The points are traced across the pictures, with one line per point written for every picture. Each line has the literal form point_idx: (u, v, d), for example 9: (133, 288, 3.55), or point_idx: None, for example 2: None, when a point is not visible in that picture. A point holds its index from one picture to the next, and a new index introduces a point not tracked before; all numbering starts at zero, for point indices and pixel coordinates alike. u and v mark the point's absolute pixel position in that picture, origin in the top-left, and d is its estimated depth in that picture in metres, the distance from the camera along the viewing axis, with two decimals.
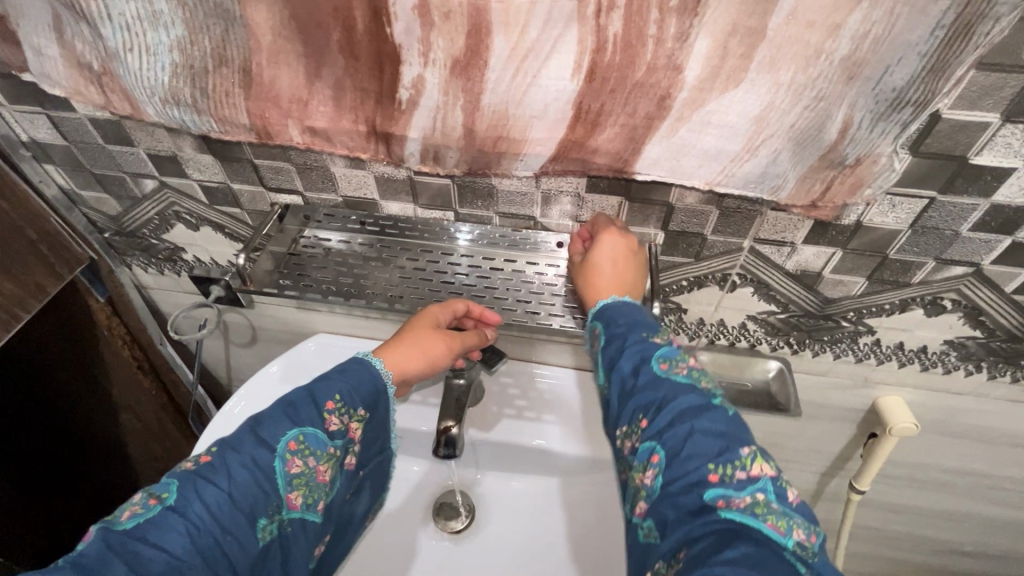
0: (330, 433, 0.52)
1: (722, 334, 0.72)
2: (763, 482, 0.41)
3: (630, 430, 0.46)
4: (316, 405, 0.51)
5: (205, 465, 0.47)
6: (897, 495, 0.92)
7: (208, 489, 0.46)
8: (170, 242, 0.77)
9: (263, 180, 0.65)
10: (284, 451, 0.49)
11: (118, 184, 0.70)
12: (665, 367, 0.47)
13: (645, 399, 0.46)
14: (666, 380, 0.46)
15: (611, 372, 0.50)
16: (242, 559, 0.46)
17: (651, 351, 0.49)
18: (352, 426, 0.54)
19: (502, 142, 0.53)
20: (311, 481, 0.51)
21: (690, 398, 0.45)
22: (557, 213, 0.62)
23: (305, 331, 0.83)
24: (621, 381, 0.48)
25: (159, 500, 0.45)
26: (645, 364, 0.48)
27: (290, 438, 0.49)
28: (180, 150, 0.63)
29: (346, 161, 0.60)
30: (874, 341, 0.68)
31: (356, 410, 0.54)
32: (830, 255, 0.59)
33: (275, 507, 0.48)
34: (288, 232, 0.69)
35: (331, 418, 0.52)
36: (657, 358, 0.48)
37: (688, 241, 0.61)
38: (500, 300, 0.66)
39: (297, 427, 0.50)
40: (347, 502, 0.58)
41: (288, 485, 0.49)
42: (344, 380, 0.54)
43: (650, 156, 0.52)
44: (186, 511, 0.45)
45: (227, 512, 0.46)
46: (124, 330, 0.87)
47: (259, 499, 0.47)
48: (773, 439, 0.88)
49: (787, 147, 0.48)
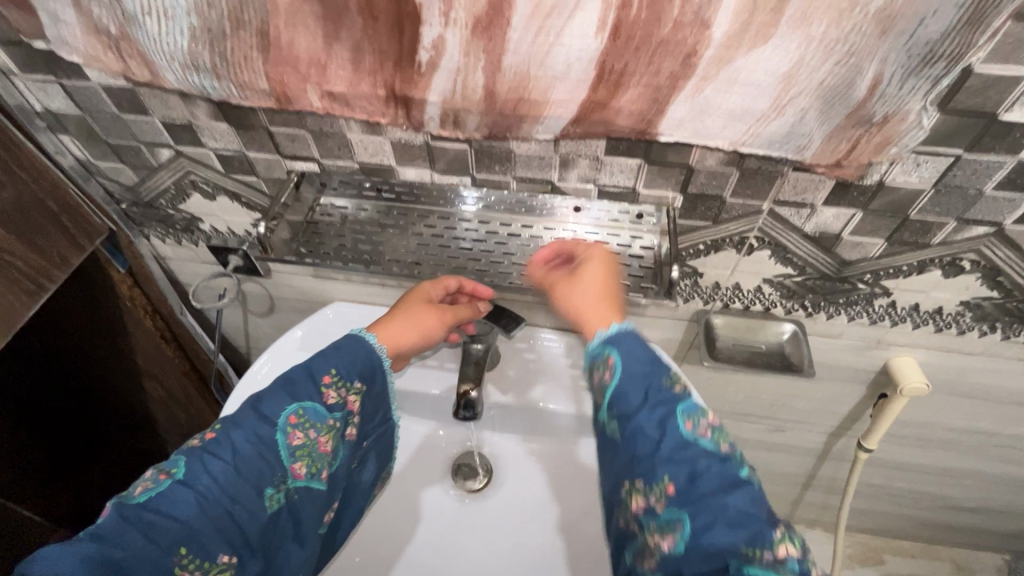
0: (329, 406, 0.54)
1: (737, 297, 0.72)
2: (792, 565, 0.40)
3: (647, 491, 0.45)
4: (313, 380, 0.54)
5: (210, 441, 0.50)
6: (904, 454, 0.94)
7: (214, 462, 0.48)
8: (187, 212, 0.77)
9: (278, 148, 0.64)
10: (284, 424, 0.51)
11: (134, 154, 0.70)
12: (689, 426, 0.46)
13: (673, 465, 0.44)
14: (692, 443, 0.45)
15: (624, 420, 0.48)
16: (252, 526, 0.49)
17: (675, 407, 0.47)
18: (350, 398, 0.56)
19: (523, 104, 0.52)
20: (313, 452, 0.52)
21: (719, 470, 0.44)
22: (575, 176, 0.61)
23: (324, 299, 0.84)
24: (642, 436, 0.46)
25: (170, 474, 0.48)
26: (670, 422, 0.46)
27: (289, 412, 0.52)
28: (195, 118, 0.62)
29: (362, 127, 0.60)
30: (890, 303, 0.69)
31: (353, 382, 0.56)
32: (850, 216, 0.59)
33: (280, 477, 0.51)
34: (305, 200, 0.69)
35: (329, 392, 0.54)
36: (681, 414, 0.46)
37: (707, 205, 0.61)
38: (518, 265, 0.66)
39: (296, 402, 0.52)
40: (353, 471, 0.60)
41: (291, 456, 0.52)
42: (339, 355, 0.56)
43: (673, 116, 0.51)
44: (195, 483, 0.47)
45: (233, 483, 0.48)
46: (144, 300, 0.90)
47: (264, 470, 0.50)
48: (780, 399, 0.91)
49: (820, 106, 0.48)
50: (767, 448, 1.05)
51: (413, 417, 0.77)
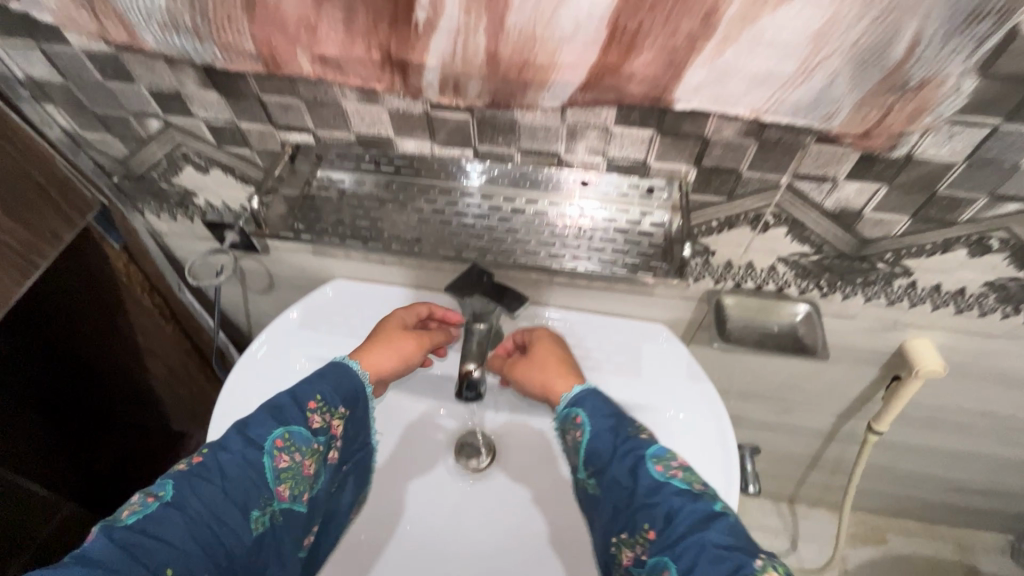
0: (314, 429, 0.54)
1: (750, 276, 0.70)
2: None
3: (634, 540, 0.49)
4: (299, 405, 0.54)
5: (198, 465, 0.49)
6: (914, 436, 0.93)
7: (203, 485, 0.48)
8: (181, 186, 0.74)
9: (271, 118, 0.61)
10: (271, 447, 0.51)
11: (122, 125, 0.67)
12: (660, 468, 0.51)
13: (652, 507, 0.49)
14: (665, 483, 0.50)
15: (602, 473, 0.53)
16: (238, 548, 0.48)
17: (643, 450, 0.52)
18: (333, 423, 0.56)
19: (528, 69, 0.49)
20: (298, 475, 0.53)
21: (694, 506, 0.48)
22: (583, 148, 0.58)
23: (323, 276, 0.82)
24: (620, 485, 0.51)
25: (157, 496, 0.46)
26: (642, 466, 0.51)
27: (276, 435, 0.52)
28: (183, 86, 0.59)
29: (358, 95, 0.56)
30: (909, 283, 0.66)
31: (337, 407, 0.57)
32: (874, 192, 0.56)
33: (265, 499, 0.50)
34: (301, 173, 0.66)
35: (314, 416, 0.54)
36: (650, 457, 0.52)
37: (721, 179, 0.57)
38: (523, 242, 0.64)
39: (282, 426, 0.52)
40: (332, 496, 0.59)
41: (277, 479, 0.51)
42: (323, 381, 0.57)
43: (691, 82, 0.48)
44: (184, 505, 0.47)
45: (221, 504, 0.48)
46: (141, 277, 0.88)
47: (251, 491, 0.49)
48: (789, 381, 0.89)
49: (855, 69, 0.44)
50: (775, 429, 1.03)
51: (412, 395, 0.73)
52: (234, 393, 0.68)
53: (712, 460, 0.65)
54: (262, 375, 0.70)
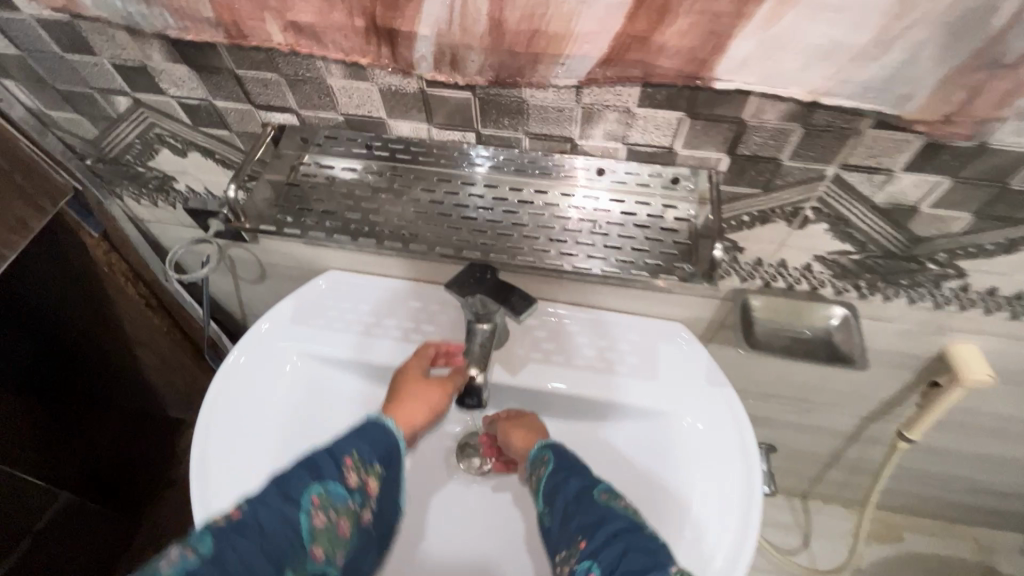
0: (349, 486, 0.49)
1: (781, 275, 0.63)
2: None
3: (567, 554, 0.48)
4: (336, 460, 0.49)
5: (237, 519, 0.43)
6: (945, 441, 0.87)
7: (243, 543, 0.41)
8: (158, 170, 0.68)
9: (249, 96, 0.55)
10: (310, 505, 0.45)
11: (88, 103, 0.60)
12: (605, 496, 0.50)
13: (586, 520, 0.48)
14: (604, 505, 0.49)
15: (553, 499, 0.52)
16: None
17: (594, 482, 0.52)
18: (368, 481, 0.51)
19: (538, 39, 0.43)
20: (332, 536, 0.46)
21: (623, 522, 0.47)
22: (600, 132, 0.51)
23: (316, 267, 0.77)
24: (564, 506, 0.51)
25: (197, 552, 0.40)
26: (588, 491, 0.51)
27: (313, 491, 0.46)
28: (149, 59, 0.53)
29: (344, 71, 0.50)
30: (962, 286, 0.59)
31: (372, 465, 0.52)
32: (934, 185, 0.48)
33: (302, 564, 0.43)
34: (287, 158, 0.60)
35: (350, 472, 0.49)
36: (599, 488, 0.51)
37: (758, 168, 0.50)
38: (531, 239, 0.56)
39: (320, 480, 0.47)
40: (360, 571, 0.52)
41: (314, 540, 0.45)
42: (360, 437, 0.53)
43: (737, 56, 0.41)
44: (224, 565, 0.40)
45: (259, 568, 0.41)
46: (125, 266, 0.83)
47: (289, 553, 0.43)
48: (814, 382, 0.83)
49: (943, 37, 0.37)
50: (793, 429, 0.98)
51: None
52: (217, 401, 0.63)
53: (730, 477, 0.59)
54: (248, 380, 0.65)
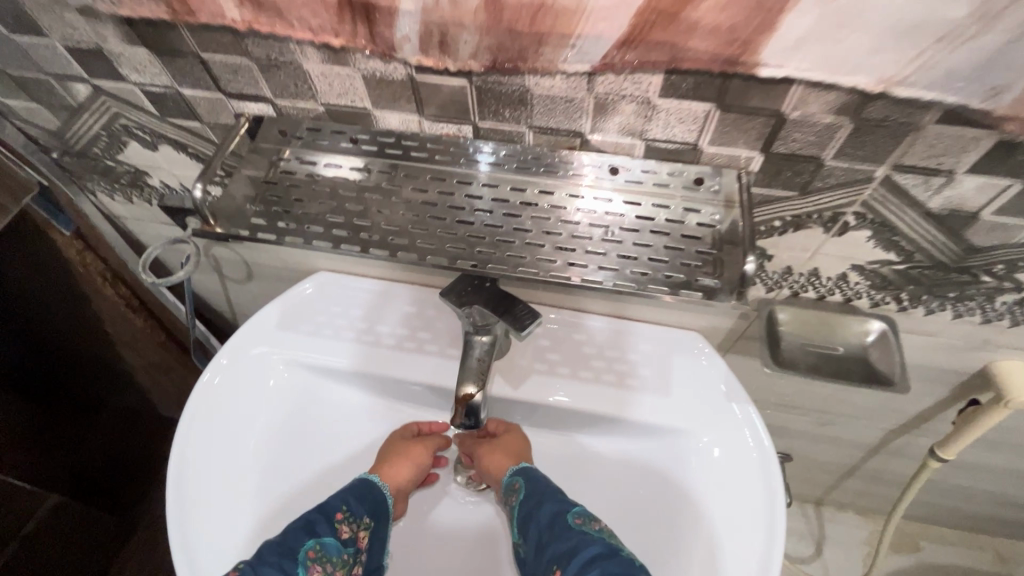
0: (343, 539, 0.51)
1: (812, 285, 0.56)
2: None
3: None
4: (327, 516, 0.52)
5: None
6: (978, 457, 0.81)
7: None
8: (129, 164, 0.62)
9: (218, 83, 0.49)
10: (304, 558, 0.49)
11: (45, 91, 0.54)
12: (579, 520, 0.51)
13: (561, 548, 0.49)
14: (579, 530, 0.50)
15: (527, 527, 0.53)
16: None
17: (567, 506, 0.52)
18: (361, 535, 0.53)
19: (543, 15, 0.37)
20: None
21: (598, 546, 0.48)
22: (614, 126, 0.44)
23: (302, 269, 0.71)
24: (538, 535, 0.51)
25: None
26: (562, 515, 0.51)
27: (308, 546, 0.49)
28: (104, 41, 0.47)
29: (322, 55, 0.44)
30: (1017, 301, 0.52)
31: (363, 517, 0.54)
32: (1002, 189, 0.42)
33: None
34: (265, 153, 0.53)
35: (343, 526, 0.52)
36: (572, 513, 0.52)
37: (796, 169, 0.44)
38: (535, 245, 0.49)
39: (314, 536, 0.50)
40: None
41: None
42: (349, 490, 0.55)
43: (791, 34, 0.35)
44: None
45: None
46: (102, 266, 0.78)
47: None
48: (838, 395, 0.77)
49: None
50: (812, 440, 0.92)
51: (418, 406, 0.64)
52: (187, 428, 0.56)
53: (750, 504, 0.53)
54: (221, 402, 0.58)
